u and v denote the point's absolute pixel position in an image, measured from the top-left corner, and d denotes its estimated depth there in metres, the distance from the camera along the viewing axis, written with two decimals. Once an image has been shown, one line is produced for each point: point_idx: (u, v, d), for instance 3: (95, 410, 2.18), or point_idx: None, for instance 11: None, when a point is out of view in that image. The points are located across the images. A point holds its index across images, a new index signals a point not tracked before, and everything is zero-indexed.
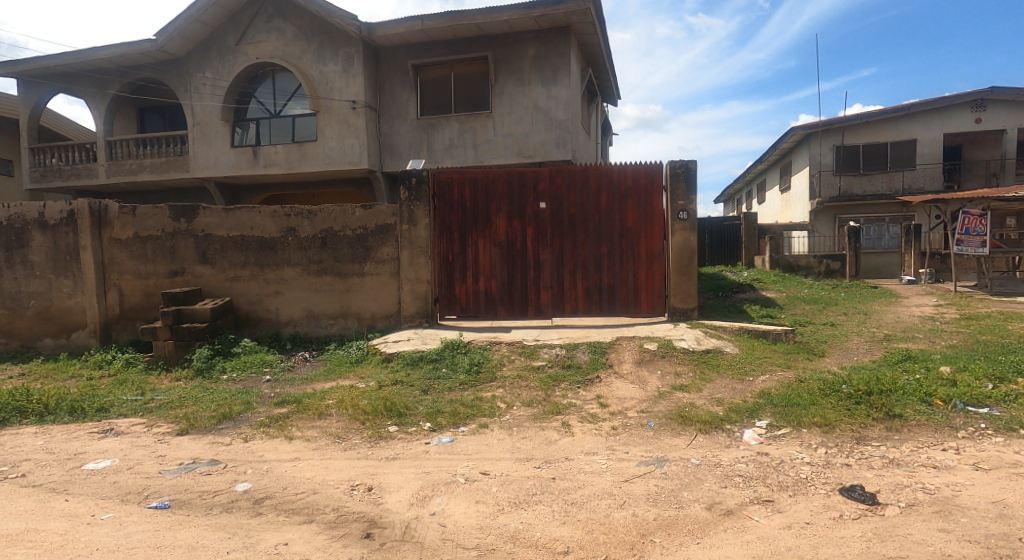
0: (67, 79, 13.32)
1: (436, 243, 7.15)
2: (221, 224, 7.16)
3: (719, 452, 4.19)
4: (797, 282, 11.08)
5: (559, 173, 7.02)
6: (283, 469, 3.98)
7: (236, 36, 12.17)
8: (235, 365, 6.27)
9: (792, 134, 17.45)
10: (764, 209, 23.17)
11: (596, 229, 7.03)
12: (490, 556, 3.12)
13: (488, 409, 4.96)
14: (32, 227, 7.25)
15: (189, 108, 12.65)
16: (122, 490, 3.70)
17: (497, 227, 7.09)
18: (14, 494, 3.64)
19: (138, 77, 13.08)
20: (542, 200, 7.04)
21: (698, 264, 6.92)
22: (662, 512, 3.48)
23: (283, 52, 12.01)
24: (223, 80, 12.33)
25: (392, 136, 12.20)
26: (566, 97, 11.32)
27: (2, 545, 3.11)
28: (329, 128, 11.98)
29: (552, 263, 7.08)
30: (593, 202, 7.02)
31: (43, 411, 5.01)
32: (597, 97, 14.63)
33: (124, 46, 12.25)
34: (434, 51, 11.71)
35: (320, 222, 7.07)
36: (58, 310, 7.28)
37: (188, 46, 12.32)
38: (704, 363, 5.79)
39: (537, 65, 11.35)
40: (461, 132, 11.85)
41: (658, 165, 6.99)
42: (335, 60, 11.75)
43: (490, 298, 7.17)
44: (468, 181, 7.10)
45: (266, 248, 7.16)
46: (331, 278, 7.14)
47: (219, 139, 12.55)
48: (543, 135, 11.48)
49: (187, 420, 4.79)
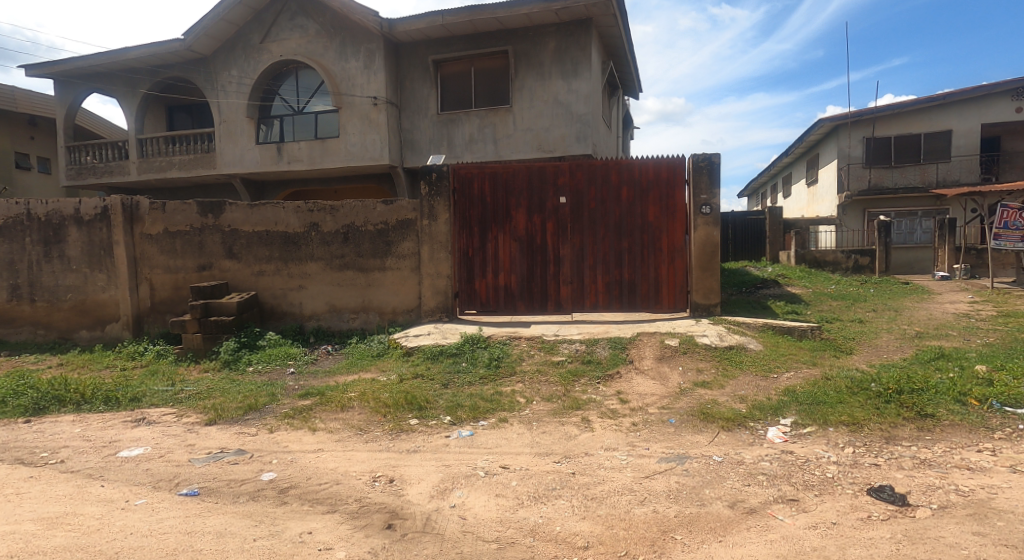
0: (102, 79, 13.71)
1: (457, 238, 7.18)
2: (247, 220, 7.31)
3: (743, 449, 4.14)
4: (824, 278, 10.83)
5: (580, 167, 6.99)
6: (308, 460, 4.07)
7: (261, 34, 12.37)
8: (260, 357, 6.41)
9: (820, 126, 17.03)
10: (790, 203, 22.67)
11: (616, 224, 6.99)
12: (510, 550, 3.15)
13: (508, 404, 4.98)
14: (68, 223, 7.49)
15: (217, 106, 12.94)
16: (155, 477, 3.83)
17: (517, 223, 7.09)
18: (54, 479, 3.79)
19: (168, 76, 13.39)
20: (563, 195, 7.02)
21: (721, 259, 6.82)
22: (683, 509, 3.45)
23: (306, 49, 12.18)
24: (248, 77, 12.55)
25: (413, 132, 12.31)
26: (586, 90, 11.24)
27: (42, 528, 3.24)
28: (351, 124, 12.13)
29: (572, 258, 7.06)
30: (614, 196, 6.97)
31: (80, 400, 5.20)
32: (618, 91, 14.50)
33: (155, 46, 12.55)
34: (455, 46, 11.73)
35: (342, 218, 7.17)
36: (93, 303, 7.54)
37: (214, 45, 12.58)
38: (726, 360, 5.71)
39: (557, 58, 11.30)
40: (481, 127, 11.85)
41: (680, 159, 6.92)
42: (357, 56, 11.87)
43: (510, 293, 7.18)
44: (488, 175, 7.10)
45: (290, 243, 7.29)
46: (353, 272, 7.24)
47: (245, 136, 12.80)
48: (564, 129, 11.43)
49: (215, 410, 4.92)
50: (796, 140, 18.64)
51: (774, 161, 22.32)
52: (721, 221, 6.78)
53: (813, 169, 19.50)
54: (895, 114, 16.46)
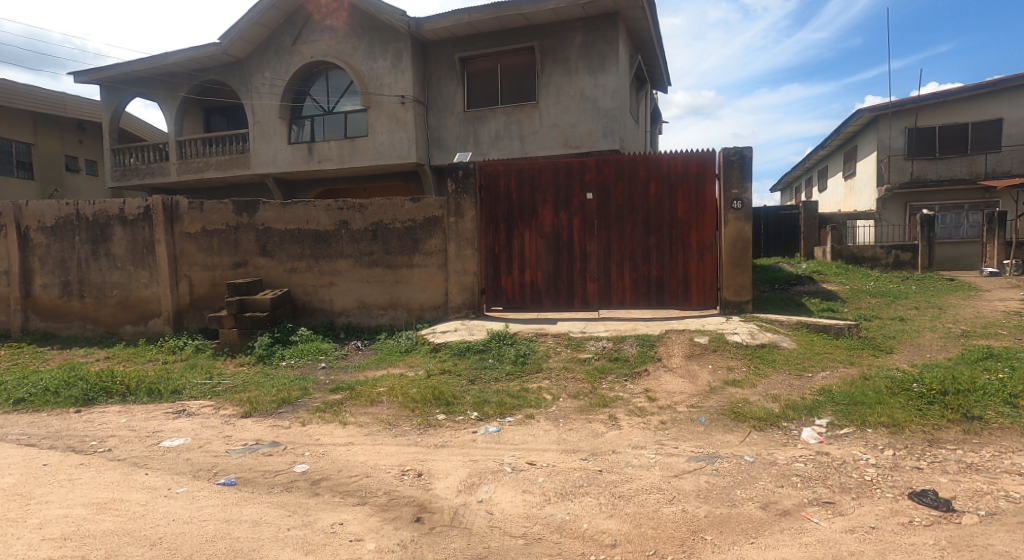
0: (145, 83, 14.23)
1: (483, 235, 7.21)
2: (280, 218, 7.50)
3: (776, 450, 4.04)
4: (862, 274, 10.46)
5: (607, 163, 6.93)
6: (338, 453, 4.17)
7: (293, 36, 12.66)
8: (293, 352, 6.59)
9: (859, 117, 16.44)
10: (826, 197, 21.97)
11: (643, 219, 6.91)
12: (537, 545, 3.16)
13: (535, 400, 4.99)
14: (113, 222, 7.82)
15: (251, 108, 13.28)
16: (194, 467, 3.98)
17: (544, 219, 7.08)
18: (102, 466, 3.99)
19: (205, 80, 13.79)
20: (589, 191, 6.98)
21: (752, 254, 6.68)
22: (714, 510, 3.40)
23: (336, 50, 12.43)
24: (281, 79, 12.85)
25: (440, 129, 12.41)
26: (613, 85, 11.12)
27: (92, 513, 3.41)
28: (380, 123, 12.29)
29: (599, 255, 7.01)
30: (641, 192, 6.89)
31: (125, 392, 5.44)
32: (646, 84, 14.29)
33: (192, 51, 12.96)
34: (481, 43, 11.76)
35: (371, 216, 7.30)
36: (136, 299, 7.86)
37: (249, 48, 12.94)
38: (758, 359, 5.58)
39: (584, 53, 11.21)
40: (508, 124, 11.86)
41: (709, 153, 6.80)
42: (385, 56, 12.04)
43: (536, 289, 7.17)
44: (514, 172, 7.11)
45: (320, 241, 7.45)
46: (381, 269, 7.35)
47: (278, 137, 13.12)
48: (590, 125, 11.33)
49: (250, 403, 5.08)
50: (833, 132, 18.04)
51: (810, 154, 21.66)
52: (753, 216, 6.64)
53: (850, 161, 18.86)
54: (940, 103, 15.77)
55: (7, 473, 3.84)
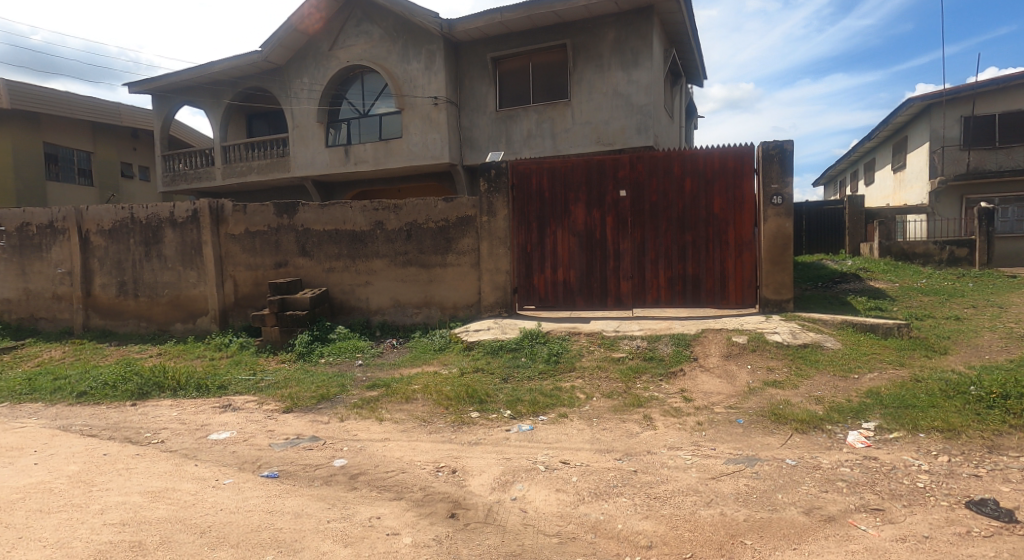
0: (193, 92, 14.81)
1: (515, 234, 7.21)
2: (318, 219, 7.70)
3: (819, 453, 3.91)
4: (913, 271, 9.95)
5: (640, 160, 6.85)
6: (375, 448, 4.26)
7: (330, 42, 13.00)
8: (331, 350, 6.79)
9: (910, 106, 15.59)
10: (872, 191, 21.05)
11: (679, 217, 6.79)
12: (571, 544, 3.16)
13: (568, 400, 4.97)
14: (165, 225, 8.19)
15: (290, 112, 13.66)
16: (240, 459, 4.15)
17: (576, 217, 7.05)
18: (155, 457, 4.20)
19: (247, 87, 14.26)
20: (622, 188, 6.90)
21: (793, 252, 6.50)
22: (754, 513, 3.32)
23: (371, 54, 12.67)
24: (318, 84, 13.20)
25: (472, 129, 12.49)
26: (647, 80, 10.94)
27: (148, 501, 3.60)
28: (413, 125, 12.45)
29: (632, 252, 6.93)
30: (677, 189, 6.77)
31: (176, 387, 5.71)
32: (681, 79, 14.00)
33: (236, 59, 13.43)
34: (512, 42, 11.78)
35: (405, 216, 7.41)
36: (185, 298, 8.21)
37: (289, 55, 13.34)
38: (800, 359, 5.39)
39: (616, 49, 11.07)
40: (540, 123, 11.83)
41: (748, 148, 6.65)
42: (419, 58, 12.19)
43: (569, 288, 7.14)
44: (547, 171, 7.10)
45: (357, 241, 7.62)
46: (415, 269, 7.45)
47: (316, 140, 13.45)
48: (623, 121, 11.20)
49: (291, 399, 5.25)
50: (881, 123, 17.21)
51: (856, 146, 20.75)
52: (794, 212, 6.46)
53: (900, 153, 17.98)
54: (999, 89, 14.84)
55: (71, 461, 4.09)
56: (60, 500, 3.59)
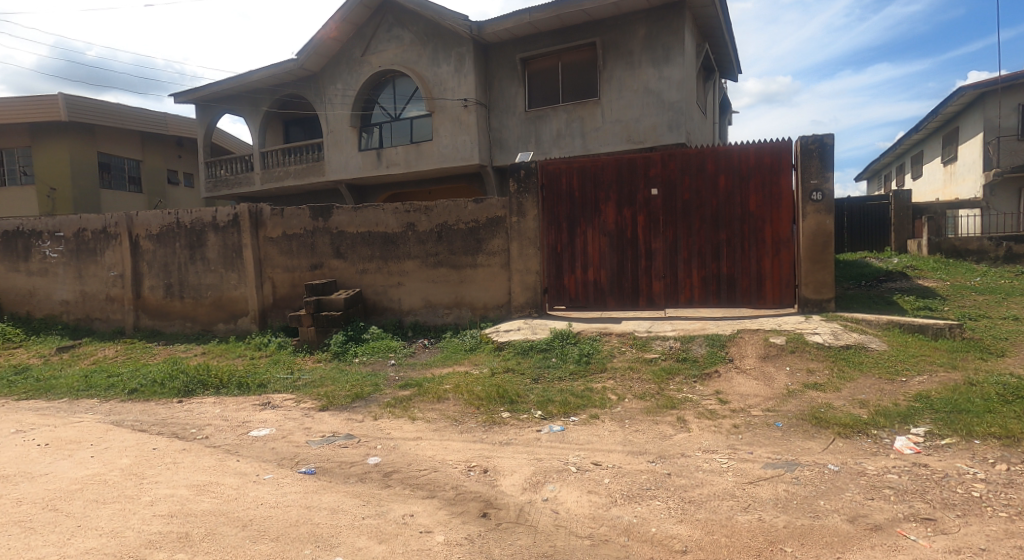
0: (234, 100, 15.30)
1: (545, 234, 7.19)
2: (352, 222, 7.86)
3: (864, 459, 3.76)
4: (967, 269, 9.40)
5: (672, 157, 6.74)
6: (408, 446, 4.33)
7: (362, 48, 13.26)
8: (365, 350, 6.92)
9: (961, 95, 14.75)
10: (920, 185, 20.12)
11: (713, 215, 6.66)
12: (603, 547, 3.12)
13: (599, 401, 4.92)
14: (207, 229, 8.51)
15: (324, 117, 13.97)
16: (279, 455, 4.28)
17: (607, 216, 6.98)
18: (200, 452, 4.37)
19: (284, 94, 14.66)
20: (654, 186, 6.80)
21: (835, 250, 6.31)
22: (794, 520, 3.21)
23: (402, 58, 12.86)
24: (351, 89, 13.47)
25: (501, 130, 12.53)
26: (679, 76, 10.76)
27: (194, 494, 3.75)
28: (444, 127, 12.57)
29: (665, 251, 6.82)
30: (710, 186, 6.65)
31: (219, 385, 5.93)
32: (714, 74, 13.71)
33: (273, 68, 13.83)
34: (542, 42, 11.76)
35: (436, 217, 7.49)
36: (227, 299, 8.49)
37: (323, 62, 13.66)
38: (842, 360, 5.19)
39: (647, 45, 10.94)
40: (570, 122, 11.77)
41: (785, 143, 6.49)
42: (449, 61, 12.32)
43: (599, 288, 7.07)
44: (577, 170, 7.05)
45: (389, 243, 7.74)
46: (446, 269, 7.52)
47: (349, 144, 13.72)
48: (654, 119, 11.04)
49: (327, 397, 5.38)
50: (930, 113, 16.37)
51: (902, 137, 19.84)
52: (835, 208, 6.27)
53: (949, 145, 17.10)
54: None
55: (123, 455, 4.30)
56: (113, 491, 3.78)
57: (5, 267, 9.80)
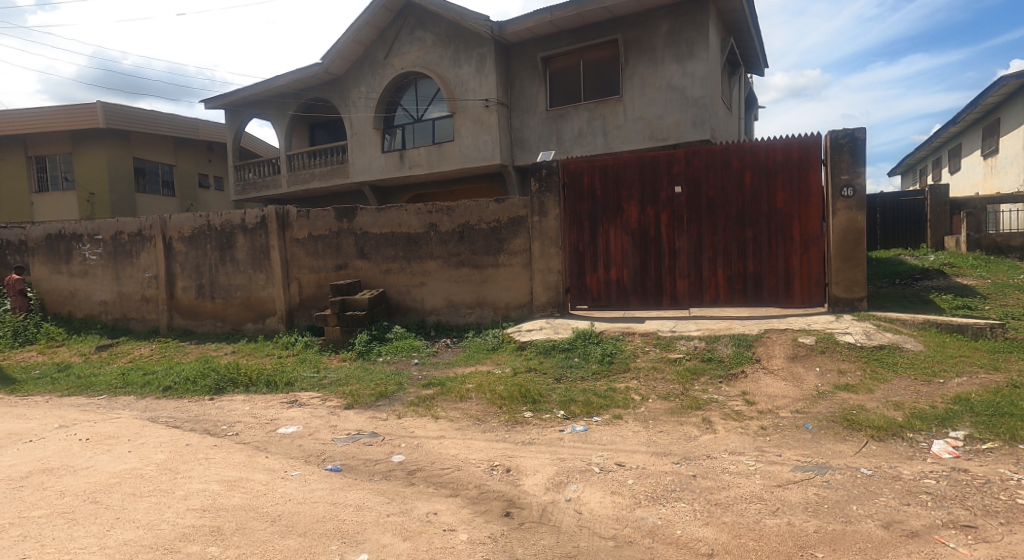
0: (261, 105, 15.62)
1: (567, 233, 7.15)
2: (375, 222, 7.95)
3: (900, 463, 3.63)
4: (1009, 267, 8.98)
5: (696, 154, 6.63)
6: (431, 445, 4.36)
7: (385, 50, 13.40)
8: (389, 349, 6.99)
9: (1003, 85, 14.06)
10: (958, 179, 19.33)
11: (738, 212, 6.54)
12: (628, 549, 3.09)
13: (623, 401, 4.87)
14: (237, 231, 8.71)
15: (348, 120, 14.17)
16: (306, 452, 4.36)
17: (629, 215, 6.90)
18: (230, 448, 4.49)
19: (309, 97, 14.90)
20: (677, 184, 6.70)
21: (866, 247, 6.13)
22: (825, 525, 3.12)
23: (423, 59, 12.95)
24: (374, 92, 13.62)
25: (523, 130, 12.51)
26: (703, 72, 10.59)
27: (225, 489, 3.85)
28: (465, 127, 12.61)
29: (689, 250, 6.72)
30: (736, 183, 6.52)
31: (248, 383, 6.07)
32: (740, 69, 13.44)
33: (298, 72, 14.08)
34: (563, 40, 11.70)
35: (458, 217, 7.52)
36: (256, 299, 8.68)
37: (346, 65, 13.84)
38: (875, 361, 5.03)
39: (670, 41, 10.80)
40: (591, 120, 11.70)
41: (813, 138, 6.32)
42: (470, 62, 12.36)
43: (622, 288, 7.01)
44: (598, 168, 6.99)
45: (412, 243, 7.80)
46: (468, 269, 7.54)
47: (372, 146, 13.88)
48: (678, 116, 10.89)
49: (352, 396, 5.46)
50: (969, 105, 15.68)
51: (938, 130, 19.07)
52: (866, 204, 6.09)
53: (990, 137, 16.38)
54: None
55: (158, 450, 4.44)
56: (149, 486, 3.90)
57: (48, 270, 10.22)
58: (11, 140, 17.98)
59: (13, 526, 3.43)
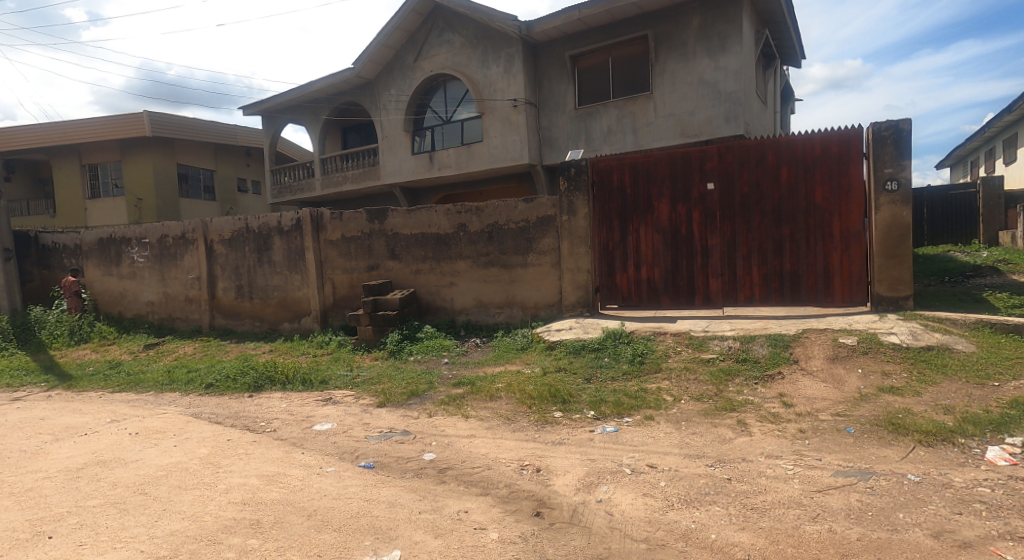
0: (295, 110, 15.99)
1: (597, 232, 7.07)
2: (406, 224, 8.04)
3: (950, 470, 3.45)
4: None
5: (729, 150, 6.47)
6: (462, 444, 4.38)
7: (415, 53, 13.56)
8: (420, 348, 7.07)
9: None
10: (1013, 171, 18.31)
11: (774, 209, 6.35)
12: (660, 552, 3.02)
13: (655, 401, 4.79)
14: (273, 233, 8.96)
15: (379, 123, 14.37)
16: (340, 449, 4.45)
17: (660, 213, 6.78)
18: (268, 444, 4.62)
19: (341, 102, 15.17)
20: (710, 180, 6.55)
21: (912, 243, 5.87)
22: (869, 533, 2.99)
23: (453, 61, 13.03)
24: (404, 95, 13.78)
25: (551, 129, 12.43)
26: (736, 65, 10.33)
27: (264, 483, 3.97)
28: (494, 128, 12.63)
29: (723, 248, 6.56)
30: (771, 179, 6.35)
31: (285, 380, 6.24)
32: (776, 62, 13.05)
33: (331, 78, 14.35)
34: (591, 38, 11.57)
35: (486, 218, 7.53)
36: (292, 300, 8.90)
37: (378, 69, 14.04)
38: (922, 363, 4.80)
39: (702, 35, 10.58)
40: (620, 118, 11.55)
41: (854, 131, 6.10)
42: (498, 62, 12.36)
43: (653, 287, 6.88)
44: (628, 166, 6.89)
45: (441, 244, 7.86)
46: (497, 269, 7.55)
47: (402, 148, 14.04)
48: (710, 111, 10.65)
49: (384, 394, 5.55)
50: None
51: (991, 120, 18.08)
52: (912, 198, 5.82)
53: None
54: None
55: (201, 445, 4.61)
56: (193, 479, 4.06)
57: (99, 272, 10.74)
58: (68, 150, 18.97)
59: (70, 514, 3.61)
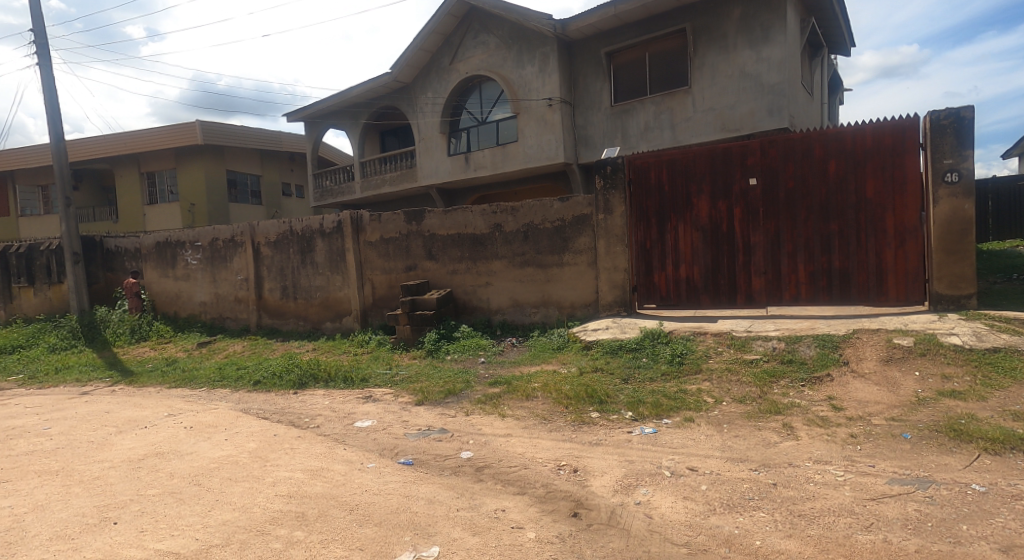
0: (336, 116, 16.37)
1: (634, 230, 6.92)
2: (442, 224, 8.10)
3: (1020, 480, 3.20)
4: None
5: (773, 144, 6.23)
6: (498, 443, 4.38)
7: (450, 56, 13.64)
8: (456, 348, 7.13)
9: None
10: None
11: (821, 204, 6.07)
12: (701, 557, 2.93)
13: (694, 403, 4.66)
14: (316, 236, 9.21)
15: (416, 126, 14.52)
16: (380, 446, 4.53)
17: (699, 210, 6.58)
18: (312, 440, 4.75)
19: (380, 107, 15.42)
20: (752, 176, 6.32)
21: (974, 238, 5.52)
22: (929, 545, 2.81)
23: (487, 63, 13.04)
24: (441, 97, 13.89)
25: (587, 127, 12.27)
26: (780, 56, 9.91)
27: (308, 477, 4.08)
28: (529, 128, 12.57)
29: (766, 246, 6.31)
30: (818, 173, 6.07)
31: (327, 378, 6.42)
32: (824, 50, 12.46)
33: (370, 83, 14.60)
34: (627, 34, 11.34)
35: (522, 217, 7.50)
36: (334, 299, 9.13)
37: (414, 73, 14.20)
38: (987, 365, 4.48)
39: (743, 27, 10.19)
40: (657, 114, 11.26)
41: (910, 121, 5.77)
42: (533, 62, 12.29)
43: (692, 285, 6.68)
44: (665, 163, 6.71)
45: (477, 244, 7.88)
46: (533, 269, 7.51)
47: (439, 150, 14.16)
48: (752, 104, 10.27)
49: (422, 393, 5.61)
50: None
51: None
52: (974, 190, 5.47)
53: None
54: None
55: (250, 439, 4.79)
56: (242, 472, 4.21)
57: (156, 274, 11.33)
58: (128, 159, 20.05)
59: (132, 502, 3.81)
